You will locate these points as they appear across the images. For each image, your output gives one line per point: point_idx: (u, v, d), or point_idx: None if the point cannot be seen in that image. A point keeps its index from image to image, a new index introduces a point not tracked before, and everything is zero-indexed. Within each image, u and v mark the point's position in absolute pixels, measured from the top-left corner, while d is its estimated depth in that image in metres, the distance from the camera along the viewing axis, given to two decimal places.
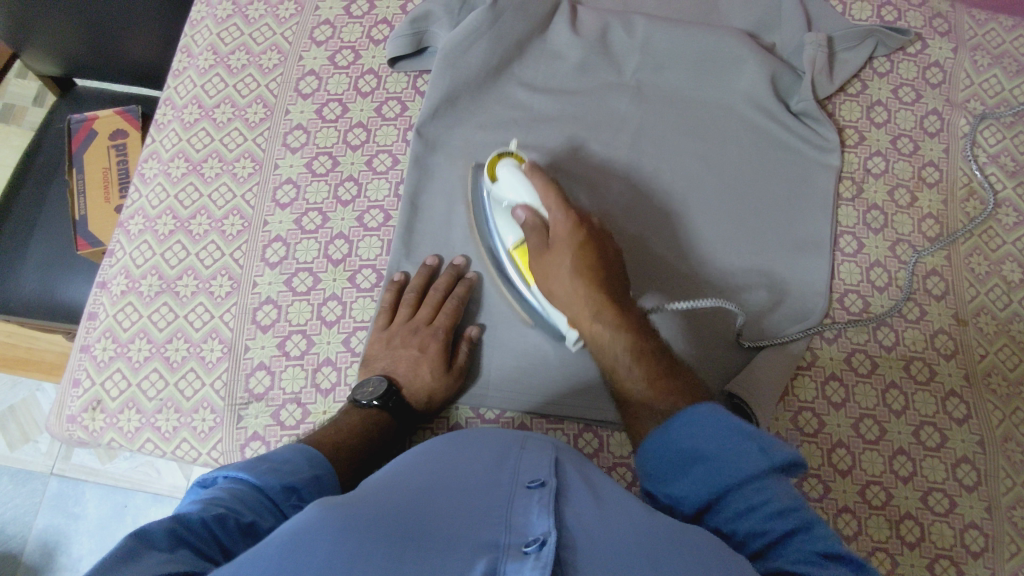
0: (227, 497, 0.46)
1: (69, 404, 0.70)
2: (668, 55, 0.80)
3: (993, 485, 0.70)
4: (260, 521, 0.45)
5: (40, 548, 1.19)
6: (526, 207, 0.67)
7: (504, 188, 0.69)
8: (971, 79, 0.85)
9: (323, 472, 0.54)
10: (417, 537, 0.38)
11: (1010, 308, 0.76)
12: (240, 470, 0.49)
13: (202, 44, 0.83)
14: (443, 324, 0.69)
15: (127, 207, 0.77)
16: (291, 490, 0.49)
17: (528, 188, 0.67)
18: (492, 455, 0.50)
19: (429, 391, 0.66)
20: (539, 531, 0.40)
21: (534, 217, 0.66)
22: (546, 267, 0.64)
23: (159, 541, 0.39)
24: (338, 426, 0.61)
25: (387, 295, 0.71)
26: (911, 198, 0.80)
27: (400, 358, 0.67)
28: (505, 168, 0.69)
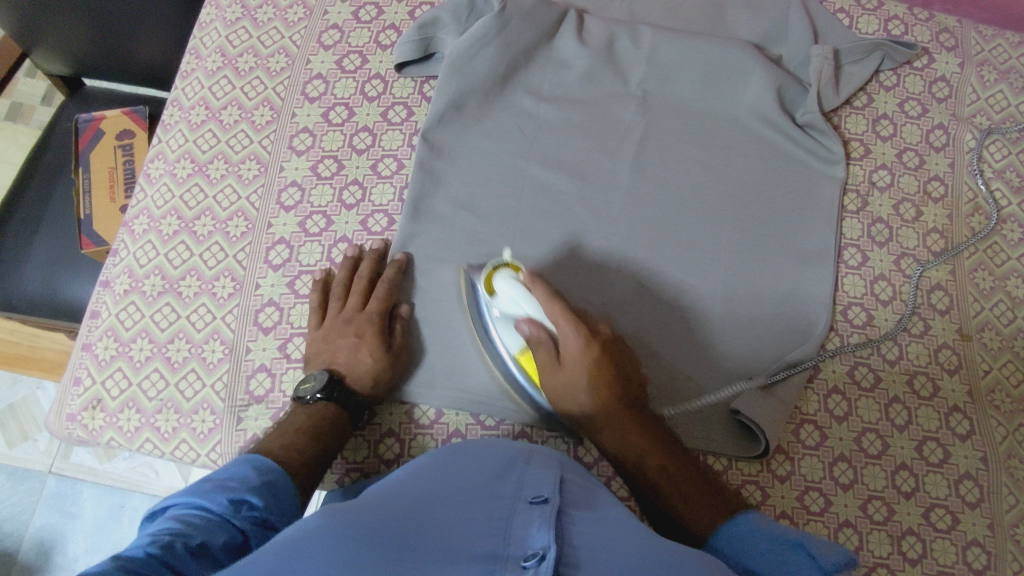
0: (179, 524, 0.46)
1: (69, 402, 0.70)
2: (674, 66, 0.80)
3: (996, 502, 0.69)
4: (211, 541, 0.46)
5: (37, 547, 1.19)
6: (528, 320, 0.64)
7: (503, 300, 0.66)
8: (977, 94, 0.85)
9: (275, 476, 0.54)
10: (414, 546, 0.38)
11: (1014, 324, 0.76)
12: (185, 495, 0.49)
13: (211, 46, 0.83)
14: (376, 308, 0.68)
15: (132, 206, 0.78)
16: (241, 503, 0.50)
17: (528, 298, 0.64)
18: (496, 467, 0.50)
19: (374, 373, 0.66)
20: (538, 545, 0.39)
21: (539, 332, 0.63)
22: (554, 387, 0.63)
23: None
24: (283, 428, 0.61)
25: (314, 293, 0.71)
26: (916, 212, 0.79)
27: (339, 349, 0.67)
28: (505, 282, 0.65)
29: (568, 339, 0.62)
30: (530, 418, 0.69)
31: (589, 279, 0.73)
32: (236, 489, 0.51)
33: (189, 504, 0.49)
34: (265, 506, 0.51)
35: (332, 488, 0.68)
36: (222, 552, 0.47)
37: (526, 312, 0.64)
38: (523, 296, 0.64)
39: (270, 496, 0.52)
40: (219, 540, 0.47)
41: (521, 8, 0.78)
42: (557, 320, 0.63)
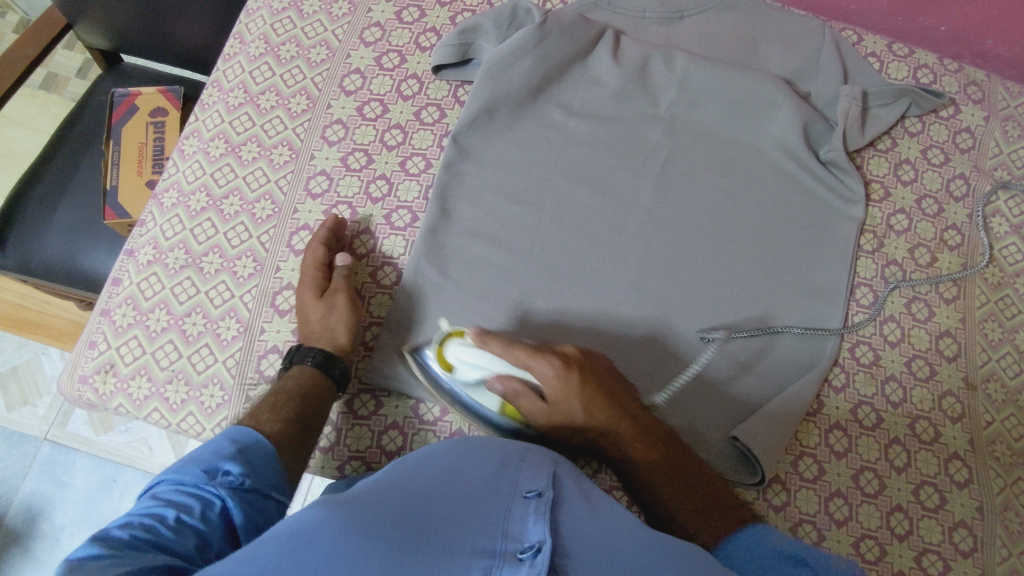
0: (159, 501, 0.47)
1: (83, 364, 0.71)
2: (704, 93, 0.81)
3: (989, 552, 0.69)
4: (193, 511, 0.47)
5: (25, 512, 1.20)
6: (499, 377, 0.64)
7: (465, 371, 0.65)
8: (1000, 148, 0.86)
9: (251, 443, 0.53)
10: (416, 541, 0.38)
11: (1020, 377, 0.76)
12: (160, 475, 0.50)
13: (255, 33, 0.85)
14: (308, 263, 0.71)
15: (163, 180, 0.79)
16: (217, 470, 0.50)
17: (489, 358, 0.64)
18: (493, 461, 0.51)
19: (321, 324, 0.68)
20: (534, 539, 0.41)
21: (511, 385, 0.64)
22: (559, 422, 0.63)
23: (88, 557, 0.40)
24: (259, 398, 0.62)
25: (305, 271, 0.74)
26: (931, 258, 0.80)
27: (305, 315, 0.70)
28: (460, 352, 0.65)
29: (546, 376, 0.61)
30: None
31: (604, 289, 0.74)
32: (209, 459, 0.51)
33: (170, 480, 0.49)
34: (244, 469, 0.51)
35: (330, 474, 0.69)
36: (209, 519, 0.47)
37: (491, 372, 0.64)
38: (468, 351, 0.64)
39: (245, 459, 0.52)
40: (202, 510, 0.47)
41: (560, 23, 0.80)
42: (525, 364, 0.62)
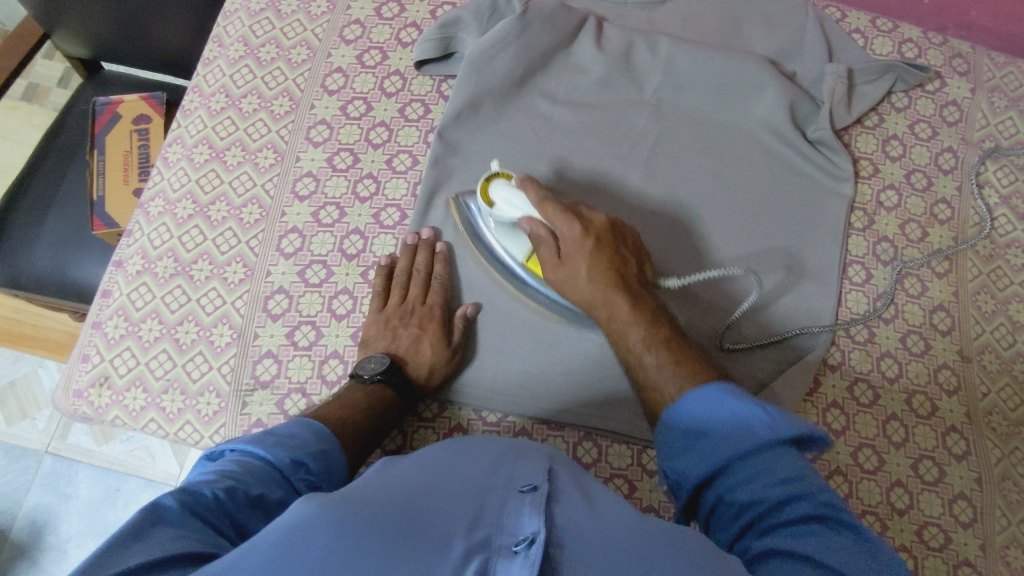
0: (241, 471, 0.48)
1: (77, 378, 0.70)
2: (689, 76, 0.81)
3: (989, 522, 0.70)
4: (268, 494, 0.48)
5: (30, 525, 1.19)
6: (527, 218, 0.67)
7: (501, 209, 0.68)
8: (987, 120, 0.86)
9: (330, 445, 0.55)
10: (413, 537, 0.39)
11: (1014, 348, 0.76)
12: (247, 444, 0.51)
13: (234, 36, 0.85)
14: (437, 302, 0.71)
15: (149, 188, 0.79)
16: (300, 465, 0.52)
17: (522, 201, 0.67)
18: (487, 459, 0.50)
19: (430, 365, 0.67)
20: (528, 532, 0.40)
21: (539, 228, 0.66)
22: (565, 275, 0.65)
23: (172, 519, 0.42)
24: (342, 401, 0.62)
25: (377, 280, 0.72)
26: (922, 233, 0.80)
27: (400, 338, 0.69)
28: (501, 189, 0.68)
29: (567, 235, 0.65)
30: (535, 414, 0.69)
31: None
32: (297, 450, 0.52)
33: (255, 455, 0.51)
34: (321, 472, 0.53)
35: None
36: (276, 508, 0.48)
37: (525, 212, 0.67)
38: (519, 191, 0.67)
39: (324, 464, 0.53)
40: (275, 496, 0.48)
41: (541, 12, 0.80)
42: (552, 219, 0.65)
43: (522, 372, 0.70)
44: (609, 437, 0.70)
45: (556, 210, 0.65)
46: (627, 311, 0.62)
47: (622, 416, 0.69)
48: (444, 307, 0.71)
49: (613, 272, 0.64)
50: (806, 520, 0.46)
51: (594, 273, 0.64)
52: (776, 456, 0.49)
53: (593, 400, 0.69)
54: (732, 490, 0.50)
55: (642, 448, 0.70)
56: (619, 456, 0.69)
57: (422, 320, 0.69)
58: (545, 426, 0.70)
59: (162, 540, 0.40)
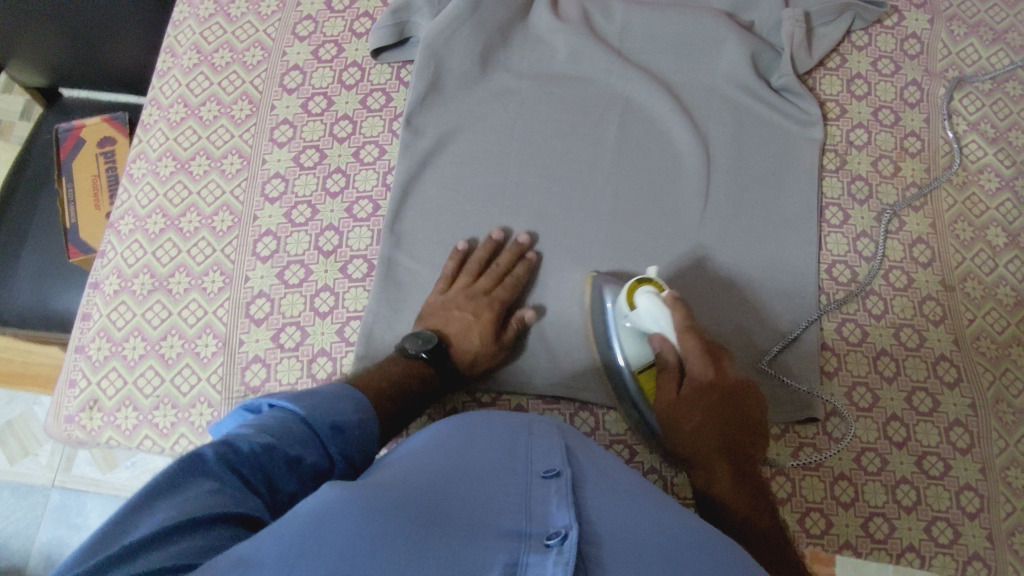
0: (281, 428, 0.48)
1: (67, 404, 0.70)
2: (648, 38, 0.81)
3: (986, 446, 0.70)
4: (305, 456, 0.48)
5: (44, 561, 1.19)
6: (662, 336, 0.63)
7: (637, 316, 0.64)
8: (948, 49, 0.86)
9: (366, 415, 0.55)
10: (440, 524, 0.39)
11: (996, 272, 0.77)
12: (290, 402, 0.52)
13: (186, 44, 0.83)
14: (500, 296, 0.69)
15: (117, 207, 0.78)
16: (338, 431, 0.52)
17: (667, 323, 0.62)
18: (503, 442, 0.50)
19: (474, 355, 0.67)
20: (561, 523, 0.40)
21: (669, 351, 0.63)
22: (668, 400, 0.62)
23: (213, 470, 0.42)
24: (384, 373, 0.61)
25: (450, 261, 0.71)
26: (894, 168, 0.80)
27: (453, 320, 0.68)
28: (645, 294, 0.63)
29: (699, 374, 0.61)
30: (528, 390, 0.70)
31: (577, 250, 0.73)
32: (335, 415, 0.52)
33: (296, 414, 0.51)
34: (354, 440, 0.53)
35: None
36: (308, 472, 0.48)
37: (661, 327, 0.62)
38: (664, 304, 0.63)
39: (357, 432, 0.54)
40: (311, 459, 0.49)
41: None
42: (688, 354, 0.61)
43: (509, 352, 0.71)
44: (604, 405, 0.70)
45: (694, 344, 0.61)
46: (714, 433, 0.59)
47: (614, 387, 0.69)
48: (504, 302, 0.69)
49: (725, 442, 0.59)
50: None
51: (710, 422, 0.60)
52: None
53: (584, 373, 0.70)
54: None
55: None
56: (616, 422, 0.70)
57: (479, 307, 0.68)
58: (539, 400, 0.70)
59: (197, 495, 0.40)
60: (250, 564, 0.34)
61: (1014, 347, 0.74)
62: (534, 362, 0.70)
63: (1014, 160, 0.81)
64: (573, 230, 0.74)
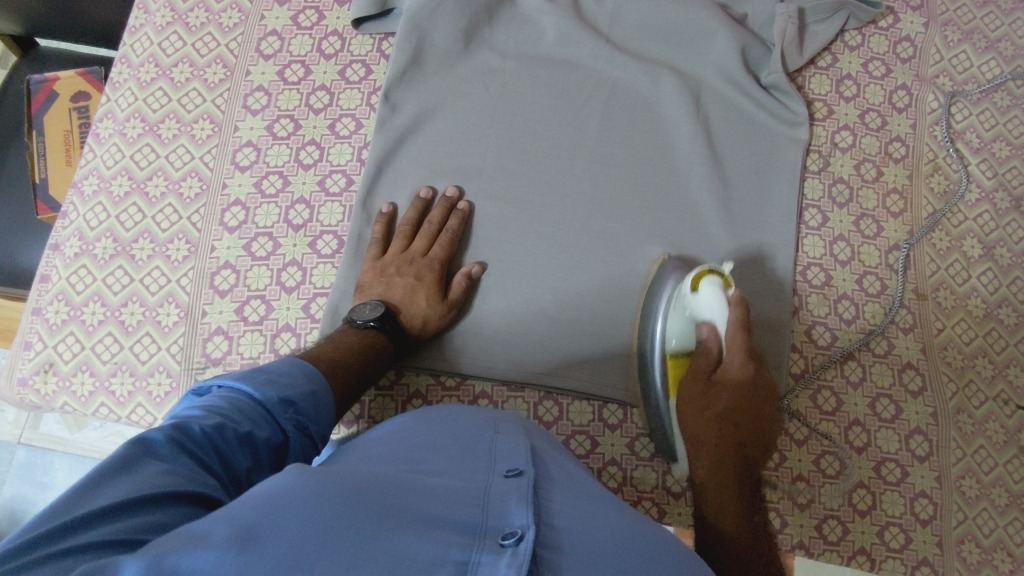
0: (229, 407, 0.48)
1: (21, 366, 0.69)
2: (637, 25, 0.80)
3: (944, 455, 0.71)
4: (257, 432, 0.47)
5: (8, 517, 1.19)
6: (709, 327, 0.67)
7: (698, 303, 0.66)
8: (940, 54, 0.85)
9: (318, 387, 0.55)
10: (396, 510, 0.38)
11: (968, 283, 0.77)
12: (235, 381, 0.51)
13: (160, 0, 0.80)
14: (438, 256, 0.69)
15: (81, 167, 0.75)
16: (289, 404, 0.51)
17: (722, 317, 0.65)
18: (467, 437, 0.50)
19: (423, 317, 0.67)
20: (517, 524, 0.39)
21: (711, 342, 0.67)
22: (688, 394, 0.66)
23: (158, 451, 0.41)
24: (335, 343, 0.61)
25: (378, 228, 0.71)
26: (877, 173, 0.80)
27: (395, 286, 0.67)
28: (709, 284, 0.65)
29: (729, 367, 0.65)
30: (491, 377, 0.69)
31: (550, 237, 0.72)
32: (283, 388, 0.52)
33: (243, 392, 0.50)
34: (309, 412, 0.52)
35: None
36: (263, 446, 0.48)
37: (711, 319, 0.66)
38: (724, 303, 0.64)
39: (312, 405, 0.53)
40: (264, 433, 0.48)
41: None
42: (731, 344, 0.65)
43: (468, 337, 0.70)
44: (570, 395, 0.70)
45: (739, 338, 0.65)
46: (711, 421, 0.64)
47: (580, 377, 0.69)
48: (444, 261, 0.69)
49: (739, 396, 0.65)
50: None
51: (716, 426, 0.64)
52: None
53: (548, 363, 0.69)
54: None
55: (602, 404, 0.70)
56: (580, 413, 0.69)
57: (420, 270, 0.68)
58: (503, 387, 0.70)
59: (147, 477, 0.39)
60: (195, 543, 0.33)
61: (979, 359, 0.74)
62: (496, 352, 0.70)
63: (996, 172, 0.80)
64: (545, 217, 0.73)
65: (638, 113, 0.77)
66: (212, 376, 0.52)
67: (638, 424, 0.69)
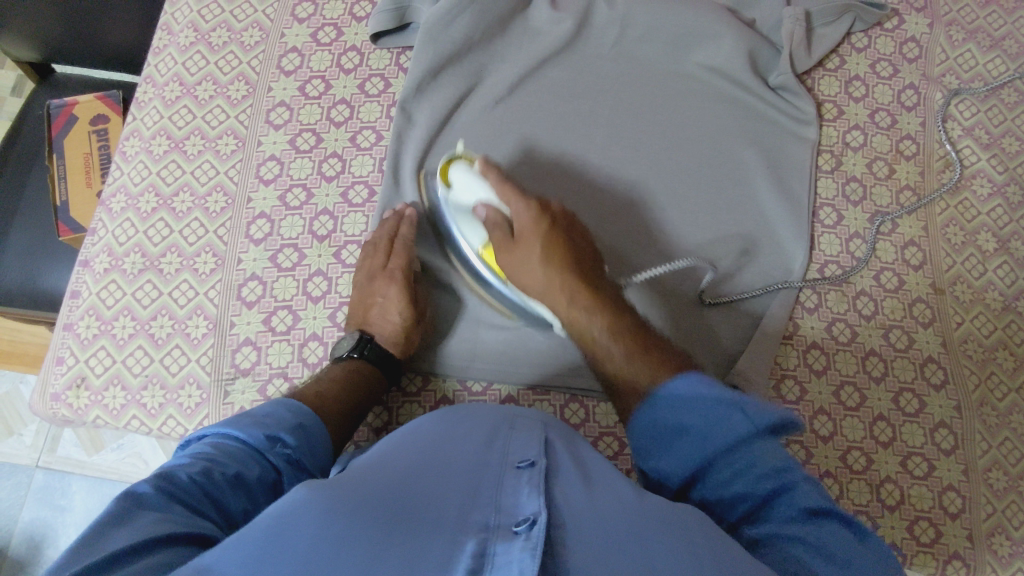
0: (217, 454, 0.49)
1: (53, 382, 0.69)
2: (648, 30, 0.80)
3: (970, 447, 0.71)
4: (245, 472, 0.48)
5: (27, 541, 1.18)
6: (484, 204, 0.66)
7: (461, 191, 0.69)
8: (946, 54, 0.86)
9: (308, 422, 0.56)
10: (405, 515, 0.39)
11: (985, 276, 0.77)
12: (223, 427, 0.52)
13: (183, 22, 0.82)
14: (398, 265, 0.69)
15: (109, 184, 0.77)
16: (276, 441, 0.52)
17: (484, 185, 0.67)
18: (482, 433, 0.50)
19: (400, 331, 0.67)
20: (528, 511, 0.40)
21: (493, 214, 0.65)
22: (515, 260, 0.63)
23: (150, 501, 0.42)
24: (321, 378, 0.63)
25: (359, 255, 0.72)
26: (889, 170, 0.81)
27: (369, 308, 0.69)
28: (459, 170, 0.69)
29: (522, 212, 0.64)
30: (515, 378, 0.70)
31: None
32: (270, 427, 0.53)
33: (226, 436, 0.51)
34: (299, 447, 0.53)
35: None
36: (256, 484, 0.49)
37: (481, 198, 0.67)
38: (483, 185, 0.67)
39: (303, 440, 0.54)
40: (254, 472, 0.49)
41: None
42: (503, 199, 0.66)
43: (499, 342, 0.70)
44: (594, 396, 0.70)
45: (514, 194, 0.66)
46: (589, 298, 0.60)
47: None
48: (406, 270, 0.69)
49: (572, 267, 0.61)
50: (801, 498, 0.45)
51: (549, 257, 0.62)
52: (760, 445, 0.48)
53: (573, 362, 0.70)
54: (716, 478, 0.48)
55: None
56: (606, 415, 0.70)
57: (385, 286, 0.68)
58: (529, 391, 0.70)
59: (144, 524, 0.39)
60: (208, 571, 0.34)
61: (1000, 351, 0.75)
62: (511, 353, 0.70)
63: (1007, 167, 0.82)
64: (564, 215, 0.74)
65: (648, 116, 0.78)
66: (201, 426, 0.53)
67: None
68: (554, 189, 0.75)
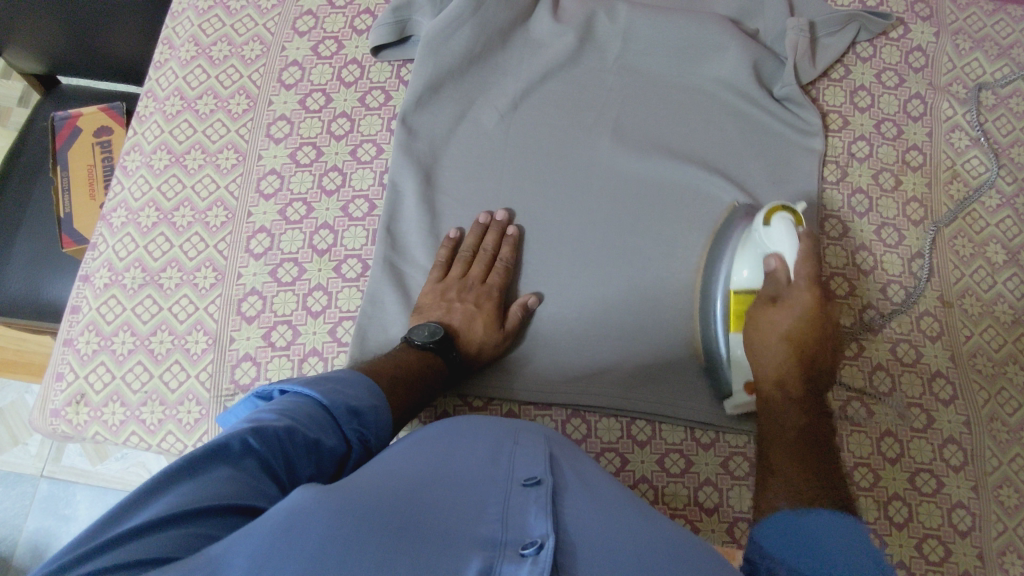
0: (299, 413, 0.49)
1: (53, 398, 0.69)
2: (650, 42, 0.80)
3: (979, 463, 0.70)
4: (323, 440, 0.49)
5: (31, 551, 1.18)
6: (778, 258, 0.63)
7: (770, 236, 0.64)
8: (953, 63, 0.85)
9: (379, 401, 0.55)
10: (411, 529, 0.38)
11: (994, 289, 0.76)
12: (302, 386, 0.53)
13: (184, 36, 0.83)
14: (497, 283, 0.70)
15: (110, 199, 0.77)
16: (354, 415, 0.53)
17: (791, 246, 0.62)
18: (487, 449, 0.49)
19: (479, 345, 0.67)
20: (537, 533, 0.39)
21: (779, 272, 0.63)
22: (761, 323, 0.63)
23: (232, 450, 0.43)
24: (396, 362, 0.61)
25: (443, 252, 0.72)
26: (896, 182, 0.80)
27: (455, 310, 0.68)
28: (783, 222, 0.64)
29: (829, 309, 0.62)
30: (524, 395, 0.69)
31: (572, 255, 0.73)
32: (351, 399, 0.53)
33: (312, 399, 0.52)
34: (371, 424, 0.54)
35: None
36: (328, 454, 0.49)
37: (780, 251, 0.63)
38: (793, 238, 0.63)
39: (375, 418, 0.54)
40: (330, 442, 0.50)
41: None
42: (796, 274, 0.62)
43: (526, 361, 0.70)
44: (597, 411, 0.69)
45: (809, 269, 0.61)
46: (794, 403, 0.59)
47: (611, 393, 0.69)
48: (502, 289, 0.70)
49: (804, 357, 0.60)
50: None
51: (790, 338, 0.61)
52: None
53: (587, 380, 0.69)
54: None
55: (631, 419, 0.69)
56: (608, 430, 0.69)
57: (479, 297, 0.69)
58: (532, 406, 0.70)
59: (215, 481, 0.41)
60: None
61: (1010, 365, 0.73)
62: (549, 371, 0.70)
63: (1017, 177, 0.80)
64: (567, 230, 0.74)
65: (650, 129, 0.78)
66: (279, 379, 0.54)
67: (667, 440, 0.69)
68: (565, 228, 0.74)
